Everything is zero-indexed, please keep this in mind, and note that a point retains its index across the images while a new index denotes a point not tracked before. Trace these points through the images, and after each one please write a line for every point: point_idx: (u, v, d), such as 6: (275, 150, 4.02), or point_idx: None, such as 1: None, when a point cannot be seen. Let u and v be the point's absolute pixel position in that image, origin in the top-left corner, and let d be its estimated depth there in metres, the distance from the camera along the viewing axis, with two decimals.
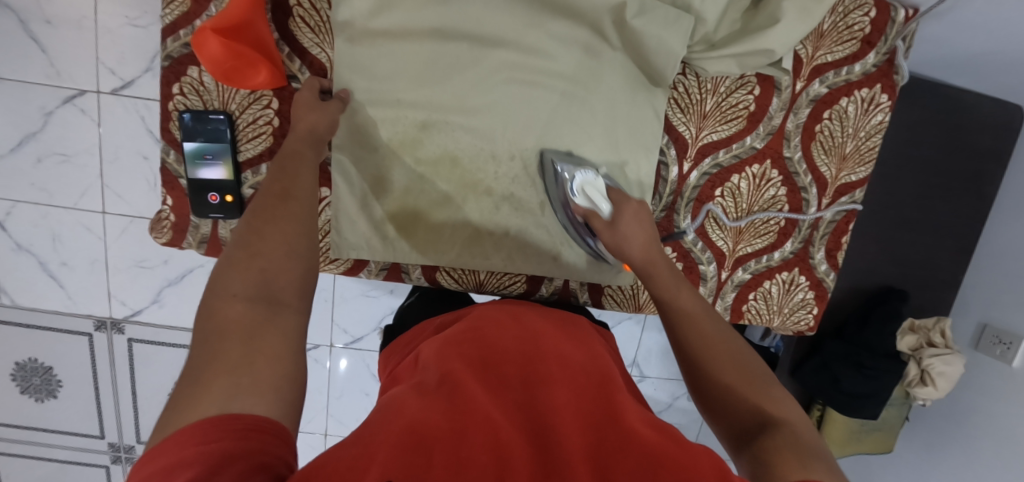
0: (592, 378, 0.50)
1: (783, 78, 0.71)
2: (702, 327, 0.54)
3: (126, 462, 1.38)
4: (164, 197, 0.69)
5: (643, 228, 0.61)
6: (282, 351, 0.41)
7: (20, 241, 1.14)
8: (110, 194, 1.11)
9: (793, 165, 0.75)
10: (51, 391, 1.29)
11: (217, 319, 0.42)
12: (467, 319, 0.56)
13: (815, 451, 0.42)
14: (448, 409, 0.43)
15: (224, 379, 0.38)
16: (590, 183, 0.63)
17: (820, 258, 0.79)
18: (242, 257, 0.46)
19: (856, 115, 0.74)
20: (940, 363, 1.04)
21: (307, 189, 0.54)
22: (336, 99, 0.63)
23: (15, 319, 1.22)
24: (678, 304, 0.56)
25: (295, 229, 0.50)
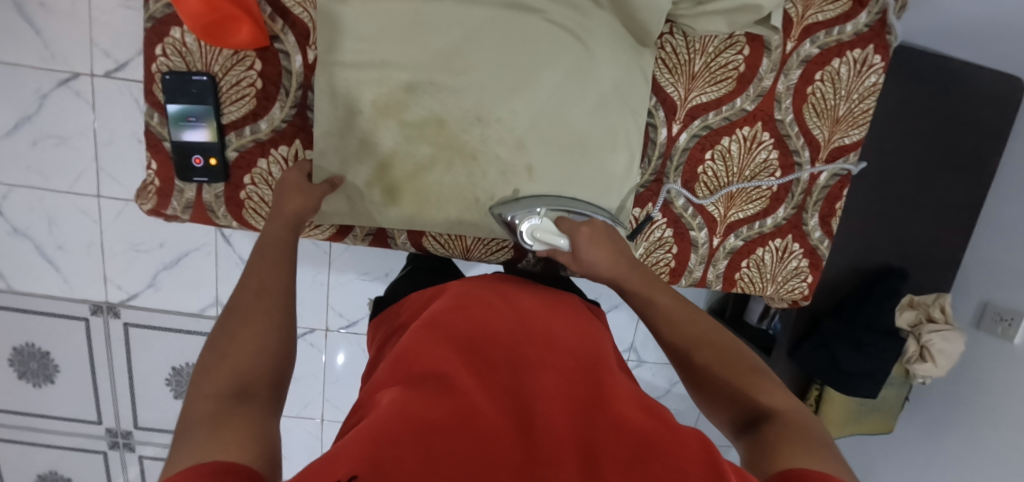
0: (580, 360, 0.45)
1: (773, 38, 0.70)
2: (687, 327, 0.56)
3: (124, 449, 1.37)
4: (149, 161, 0.69)
5: (602, 245, 0.62)
6: (253, 422, 0.39)
7: (17, 224, 1.14)
8: (106, 178, 1.12)
9: (785, 128, 0.74)
10: (48, 376, 1.29)
11: (187, 420, 0.39)
12: (448, 299, 0.52)
13: (810, 429, 0.44)
14: (427, 400, 0.37)
15: (194, 451, 0.36)
16: (539, 228, 0.63)
17: (814, 224, 0.78)
18: (214, 360, 0.44)
19: (849, 77, 0.72)
20: (939, 340, 1.02)
21: (283, 280, 0.53)
22: (325, 183, 0.66)
23: (11, 304, 1.22)
24: (658, 308, 0.59)
25: (268, 324, 0.48)
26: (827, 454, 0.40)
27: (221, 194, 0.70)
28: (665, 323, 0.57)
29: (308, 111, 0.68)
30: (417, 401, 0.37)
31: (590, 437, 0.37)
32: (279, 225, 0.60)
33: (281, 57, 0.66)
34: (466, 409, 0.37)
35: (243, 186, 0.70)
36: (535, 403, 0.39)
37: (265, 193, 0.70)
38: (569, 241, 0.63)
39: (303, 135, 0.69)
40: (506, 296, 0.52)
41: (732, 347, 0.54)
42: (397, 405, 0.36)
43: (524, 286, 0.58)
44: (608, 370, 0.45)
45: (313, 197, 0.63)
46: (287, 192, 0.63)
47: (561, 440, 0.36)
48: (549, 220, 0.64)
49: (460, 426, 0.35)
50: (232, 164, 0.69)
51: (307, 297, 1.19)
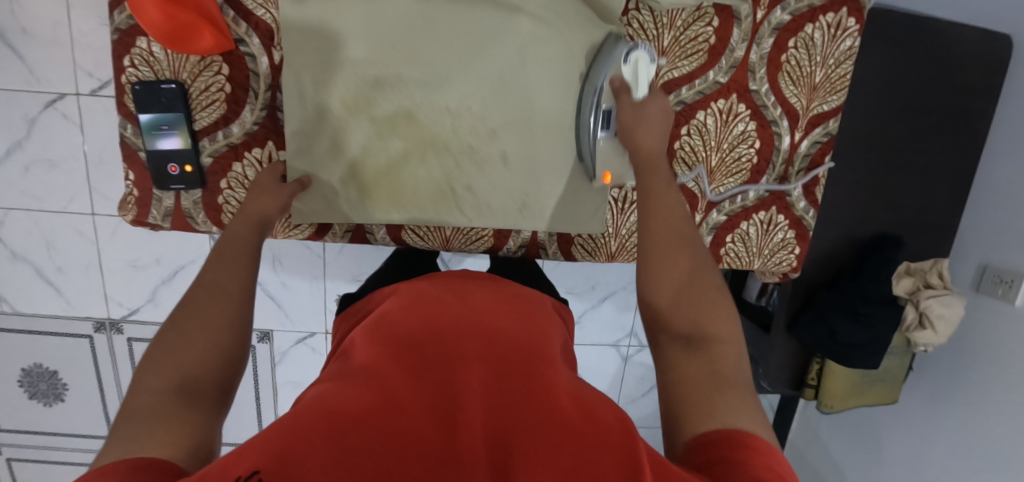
0: (528, 352, 0.44)
1: (742, 7, 0.69)
2: (673, 247, 0.52)
3: None
4: (126, 173, 0.70)
5: (660, 122, 0.61)
6: (187, 426, 0.39)
7: (16, 248, 1.16)
8: (98, 196, 1.13)
9: (761, 98, 0.73)
10: (58, 395, 1.31)
11: (127, 414, 0.39)
12: (404, 296, 0.52)
13: (736, 369, 0.45)
14: (353, 395, 0.38)
15: (125, 449, 0.36)
16: (640, 63, 0.63)
17: (798, 195, 0.77)
18: (160, 354, 0.43)
19: (824, 42, 0.71)
20: (937, 305, 1.00)
21: (242, 278, 0.53)
22: (294, 184, 0.66)
23: (16, 326, 1.24)
24: (655, 211, 0.55)
25: (220, 321, 0.47)
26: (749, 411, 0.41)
27: (199, 201, 0.70)
28: (657, 230, 0.53)
29: (278, 113, 0.68)
30: (341, 397, 0.37)
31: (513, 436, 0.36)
32: (239, 224, 0.60)
33: (248, 60, 0.66)
34: (391, 407, 0.37)
35: (221, 191, 0.70)
36: (463, 400, 0.38)
37: (242, 196, 0.70)
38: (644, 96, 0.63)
39: (275, 137, 0.69)
40: (462, 291, 0.52)
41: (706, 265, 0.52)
42: (319, 402, 0.37)
43: (485, 279, 0.58)
44: (556, 366, 0.44)
45: (281, 197, 0.64)
46: (256, 193, 0.64)
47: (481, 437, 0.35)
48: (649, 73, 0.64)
49: (381, 422, 0.35)
50: (208, 170, 0.69)
51: (304, 301, 1.19)
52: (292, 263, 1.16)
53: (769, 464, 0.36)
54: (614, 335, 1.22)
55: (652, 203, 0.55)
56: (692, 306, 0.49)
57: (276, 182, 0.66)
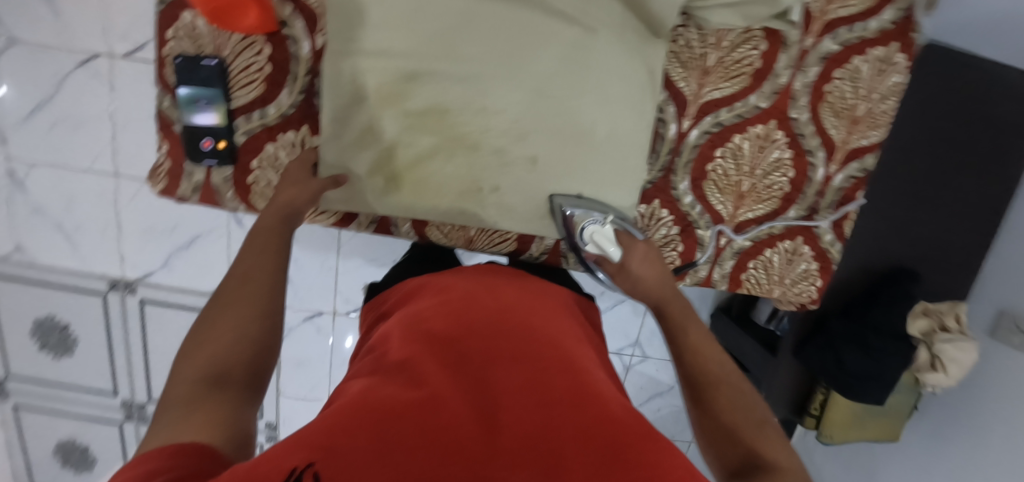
0: (561, 350, 0.47)
1: (791, 33, 0.68)
2: (722, 384, 0.50)
3: (138, 420, 1.43)
4: (160, 144, 0.71)
5: (652, 265, 0.64)
6: (219, 410, 0.41)
7: (39, 201, 1.19)
8: (122, 158, 1.14)
9: (800, 127, 0.72)
10: (68, 348, 1.35)
11: (166, 401, 0.42)
12: (433, 294, 0.55)
13: None
14: (392, 391, 0.40)
15: (163, 433, 0.38)
16: (598, 231, 0.64)
17: (826, 227, 0.76)
18: (195, 345, 0.47)
19: (870, 76, 0.70)
20: (951, 349, 0.98)
21: (273, 267, 0.55)
22: (327, 180, 0.67)
23: (33, 278, 1.27)
24: (692, 348, 0.54)
25: (249, 311, 0.50)
26: None
27: (230, 178, 0.71)
28: (692, 366, 0.52)
29: (314, 98, 0.68)
30: (382, 393, 0.39)
31: (554, 427, 0.38)
32: (269, 215, 0.62)
33: (290, 43, 0.66)
34: (433, 398, 0.39)
35: (251, 170, 0.70)
36: (501, 396, 0.41)
37: (272, 177, 0.71)
38: (621, 251, 0.63)
39: (309, 122, 0.69)
40: (490, 289, 0.55)
41: (750, 397, 0.49)
42: (363, 397, 0.39)
43: (511, 278, 0.61)
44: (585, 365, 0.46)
45: (309, 189, 0.65)
46: (286, 184, 0.66)
47: (524, 431, 0.38)
48: (611, 227, 0.65)
49: (424, 414, 0.38)
50: (240, 148, 0.70)
51: (315, 281, 1.20)
52: (308, 242, 1.17)
53: None
54: (617, 343, 1.22)
55: (685, 344, 0.55)
56: (745, 435, 0.45)
57: (307, 175, 0.67)
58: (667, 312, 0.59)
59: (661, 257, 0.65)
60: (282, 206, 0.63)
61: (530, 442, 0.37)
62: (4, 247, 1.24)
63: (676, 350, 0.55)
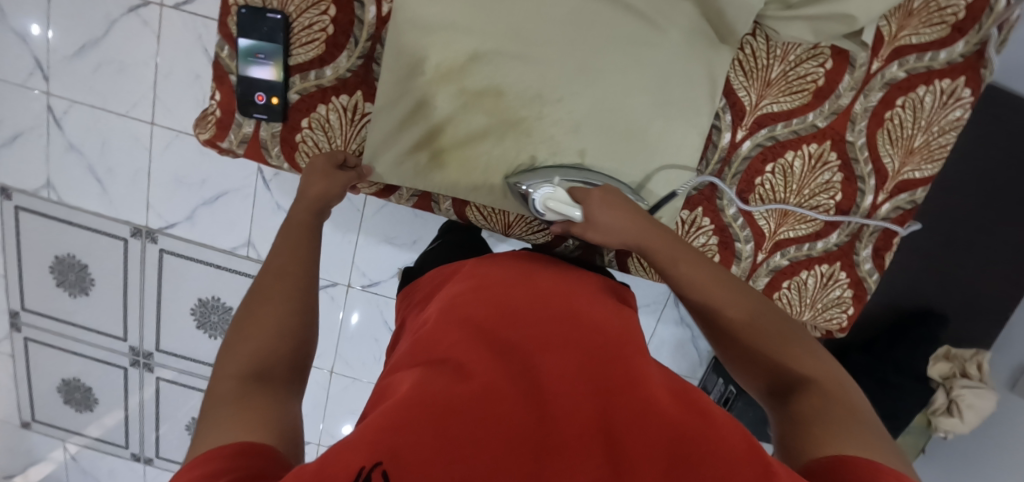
0: (603, 337, 0.49)
1: (860, 55, 0.67)
2: (732, 305, 0.54)
3: (143, 368, 1.45)
4: (213, 93, 0.71)
5: (617, 207, 0.60)
6: (267, 406, 0.44)
7: (73, 140, 1.21)
8: (160, 107, 1.16)
9: (854, 151, 0.71)
10: (84, 288, 1.36)
11: (213, 396, 0.45)
12: (468, 280, 0.56)
13: (842, 395, 0.47)
14: (444, 384, 0.41)
15: (217, 432, 0.41)
16: (551, 197, 0.61)
17: (866, 255, 0.75)
18: (237, 339, 0.50)
19: (932, 107, 0.69)
20: (971, 396, 0.94)
21: (305, 260, 0.58)
22: (353, 172, 0.67)
23: (59, 215, 1.28)
24: (690, 281, 0.56)
25: (287, 306, 0.53)
26: (869, 440, 0.42)
27: (277, 134, 0.71)
28: (698, 298, 0.56)
29: (373, 64, 0.68)
30: (434, 382, 0.41)
31: (607, 415, 0.42)
32: (302, 209, 0.63)
33: (356, 6, 0.66)
34: (486, 390, 0.41)
35: (300, 129, 0.70)
36: (550, 387, 0.43)
37: (320, 139, 0.71)
38: (580, 209, 0.60)
39: (364, 88, 0.69)
40: (528, 275, 0.57)
41: (758, 304, 0.55)
42: (416, 389, 0.41)
43: (547, 266, 0.62)
44: (629, 349, 0.48)
45: (337, 183, 0.65)
46: (309, 177, 0.65)
47: (581, 421, 0.41)
48: (561, 189, 0.62)
49: (480, 408, 0.40)
50: (292, 106, 0.70)
51: (335, 252, 1.20)
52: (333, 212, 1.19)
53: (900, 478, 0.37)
54: None
55: (685, 277, 0.57)
56: (772, 351, 0.51)
57: (334, 167, 0.67)
58: (652, 249, 0.59)
59: (619, 191, 0.62)
60: (315, 200, 0.63)
61: (585, 432, 0.40)
62: (34, 182, 1.25)
63: (677, 287, 0.57)
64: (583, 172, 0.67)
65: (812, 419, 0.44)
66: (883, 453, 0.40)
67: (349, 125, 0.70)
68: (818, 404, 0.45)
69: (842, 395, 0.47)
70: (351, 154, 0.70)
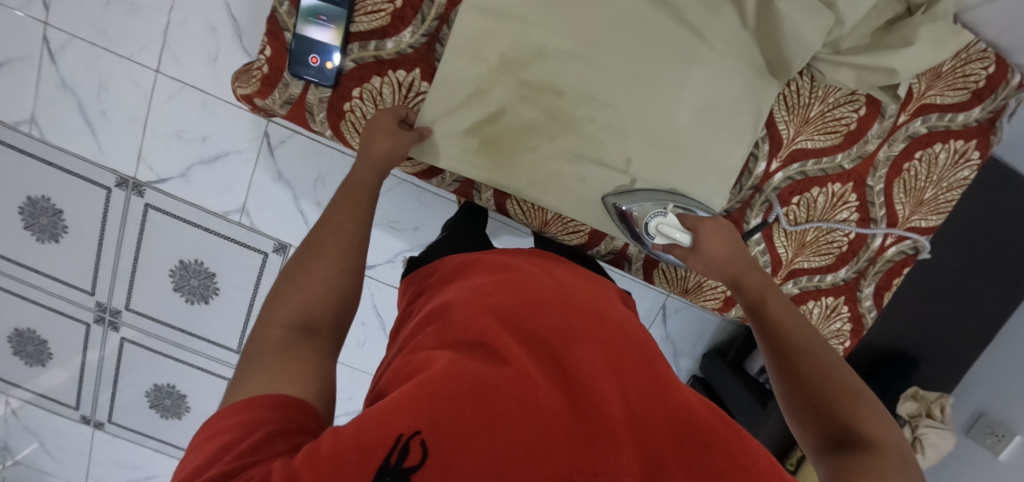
0: (628, 339, 0.53)
1: (890, 106, 0.71)
2: (819, 355, 0.51)
3: (107, 326, 1.37)
4: (263, 48, 0.69)
5: (723, 239, 0.64)
6: (306, 362, 0.48)
7: (68, 77, 1.15)
8: (168, 56, 1.13)
9: (872, 195, 0.76)
10: (55, 235, 1.27)
11: (260, 339, 0.49)
12: (496, 272, 0.61)
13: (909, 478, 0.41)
14: (477, 366, 0.45)
15: (261, 378, 0.46)
16: (663, 222, 0.65)
17: (868, 293, 0.80)
18: (287, 291, 0.54)
19: (945, 164, 0.75)
20: (932, 436, 1.00)
21: (360, 221, 0.61)
22: (414, 133, 0.68)
23: (38, 154, 1.20)
24: (772, 317, 0.55)
25: (338, 264, 0.56)
26: None
27: (326, 100, 0.70)
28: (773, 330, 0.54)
29: (436, 44, 0.68)
30: (468, 363, 0.45)
31: (637, 414, 0.45)
32: (365, 168, 0.64)
33: None
34: (520, 375, 0.44)
35: (349, 98, 0.69)
36: (584, 377, 0.46)
37: (369, 111, 0.70)
38: (690, 235, 0.65)
39: (422, 66, 0.69)
40: (551, 272, 0.61)
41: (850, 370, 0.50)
42: (453, 367, 0.44)
43: (565, 265, 0.67)
44: (650, 353, 0.53)
45: (401, 143, 0.66)
46: (375, 133, 0.66)
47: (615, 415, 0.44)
48: (673, 215, 0.66)
49: (515, 390, 0.43)
50: (345, 73, 0.69)
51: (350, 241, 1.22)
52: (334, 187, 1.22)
53: None
54: None
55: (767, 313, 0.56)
56: (842, 406, 0.46)
57: (396, 124, 0.67)
58: (738, 276, 0.60)
59: (730, 229, 0.65)
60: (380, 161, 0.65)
61: (618, 423, 0.43)
62: (16, 114, 1.17)
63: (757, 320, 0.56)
64: (691, 203, 0.70)
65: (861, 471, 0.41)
66: None
67: (402, 100, 0.70)
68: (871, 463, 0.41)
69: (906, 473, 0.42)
70: (410, 110, 0.69)
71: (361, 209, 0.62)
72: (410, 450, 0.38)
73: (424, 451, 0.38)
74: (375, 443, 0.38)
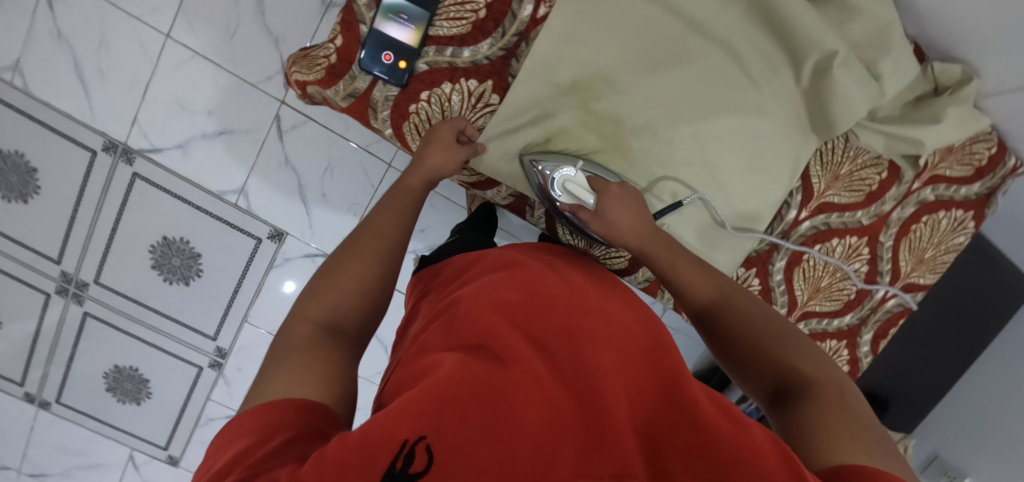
0: (644, 346, 0.52)
1: (907, 173, 0.79)
2: (748, 314, 0.58)
3: (70, 298, 1.25)
4: (334, 37, 0.68)
5: (627, 206, 0.66)
6: (327, 364, 0.49)
7: (65, 28, 1.03)
8: (183, 21, 1.04)
9: (882, 250, 0.82)
10: (23, 196, 1.14)
11: (290, 337, 0.51)
12: (508, 268, 0.60)
13: (849, 405, 0.48)
14: (482, 369, 0.45)
15: (285, 377, 0.46)
16: (571, 181, 0.67)
17: (866, 339, 0.87)
18: (318, 292, 0.56)
19: (945, 230, 0.83)
20: None
21: (396, 230, 0.63)
22: (468, 148, 0.69)
23: (17, 104, 1.07)
24: (689, 283, 0.63)
25: (369, 271, 0.59)
26: (856, 444, 0.43)
27: (391, 98, 0.70)
28: (703, 302, 0.61)
29: (511, 59, 0.69)
30: (474, 366, 0.45)
31: (645, 424, 0.45)
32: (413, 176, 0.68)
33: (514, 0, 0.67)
34: (524, 376, 0.45)
35: (417, 100, 0.70)
36: (595, 382, 0.46)
37: (435, 115, 0.71)
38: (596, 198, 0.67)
39: (495, 78, 0.70)
40: (563, 271, 0.60)
41: (776, 320, 0.58)
42: (458, 369, 0.44)
43: (585, 263, 0.68)
44: (667, 353, 0.52)
45: (456, 158, 0.68)
46: (433, 145, 0.68)
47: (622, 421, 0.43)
48: (582, 175, 0.68)
49: (518, 392, 0.43)
50: (416, 75, 0.69)
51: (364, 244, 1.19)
52: (342, 181, 1.17)
53: None
54: None
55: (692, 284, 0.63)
56: (779, 355, 0.53)
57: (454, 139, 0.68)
58: (649, 250, 0.65)
59: (635, 194, 0.68)
60: (428, 171, 0.68)
61: (624, 431, 0.43)
62: None
63: (685, 294, 0.63)
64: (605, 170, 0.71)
65: (811, 417, 0.46)
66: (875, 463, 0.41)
67: (469, 109, 0.71)
68: (815, 405, 0.47)
69: (845, 400, 0.49)
70: (470, 123, 0.70)
71: (400, 218, 0.65)
72: (415, 456, 0.38)
73: (429, 456, 0.38)
74: (380, 447, 0.38)
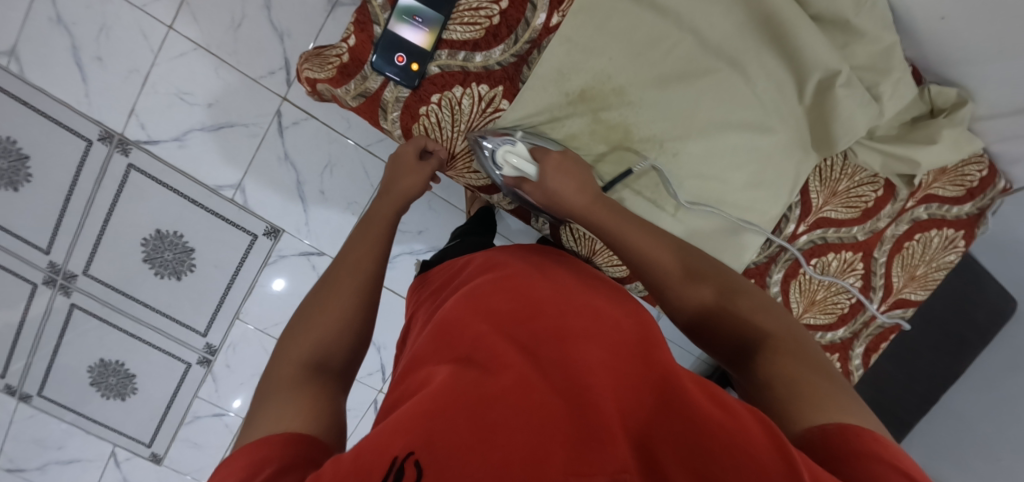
0: (635, 344, 0.51)
1: (902, 191, 0.81)
2: (705, 282, 0.60)
3: (57, 290, 1.23)
4: (347, 36, 0.69)
5: (566, 174, 0.66)
6: (315, 397, 0.48)
7: (64, 14, 1.02)
8: (185, 12, 1.03)
9: (875, 265, 0.84)
10: (13, 183, 1.11)
11: (275, 378, 0.50)
12: (496, 274, 0.60)
13: (811, 357, 0.50)
14: (472, 377, 0.44)
15: (273, 415, 0.45)
16: (511, 150, 0.66)
17: (858, 352, 0.88)
18: (300, 331, 0.55)
19: (937, 248, 0.85)
20: None
21: (373, 260, 0.64)
22: (433, 161, 0.74)
23: (12, 90, 1.05)
24: (640, 249, 0.63)
25: (351, 304, 0.59)
26: (828, 398, 0.45)
27: (402, 99, 0.71)
28: (664, 276, 0.62)
29: (524, 66, 0.70)
30: (464, 376, 0.44)
31: (642, 418, 0.43)
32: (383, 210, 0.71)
33: (528, 7, 0.68)
34: (514, 380, 0.44)
35: (428, 102, 0.71)
36: (585, 379, 0.44)
37: (445, 118, 0.72)
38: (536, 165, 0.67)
39: (507, 84, 0.70)
40: (550, 275, 0.60)
41: (732, 284, 0.60)
42: (448, 380, 0.43)
43: (569, 260, 0.68)
44: (659, 351, 0.51)
45: (422, 177, 0.73)
46: (402, 171, 0.73)
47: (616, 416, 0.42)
48: (522, 145, 0.67)
49: (510, 395, 0.42)
50: (428, 77, 0.70)
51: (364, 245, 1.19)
52: (342, 179, 1.16)
53: (874, 441, 0.41)
54: None
55: (650, 255, 0.63)
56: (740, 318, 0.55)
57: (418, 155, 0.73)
58: (599, 220, 0.66)
59: (573, 158, 0.68)
60: (402, 195, 0.73)
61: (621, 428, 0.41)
62: None
63: (641, 264, 0.63)
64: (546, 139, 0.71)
65: (779, 376, 0.48)
66: (851, 417, 0.43)
67: (479, 113, 0.71)
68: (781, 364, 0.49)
69: (804, 350, 0.51)
70: (430, 138, 0.74)
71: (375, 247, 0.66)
72: (405, 473, 0.36)
73: (422, 471, 0.36)
74: (373, 466, 0.36)
